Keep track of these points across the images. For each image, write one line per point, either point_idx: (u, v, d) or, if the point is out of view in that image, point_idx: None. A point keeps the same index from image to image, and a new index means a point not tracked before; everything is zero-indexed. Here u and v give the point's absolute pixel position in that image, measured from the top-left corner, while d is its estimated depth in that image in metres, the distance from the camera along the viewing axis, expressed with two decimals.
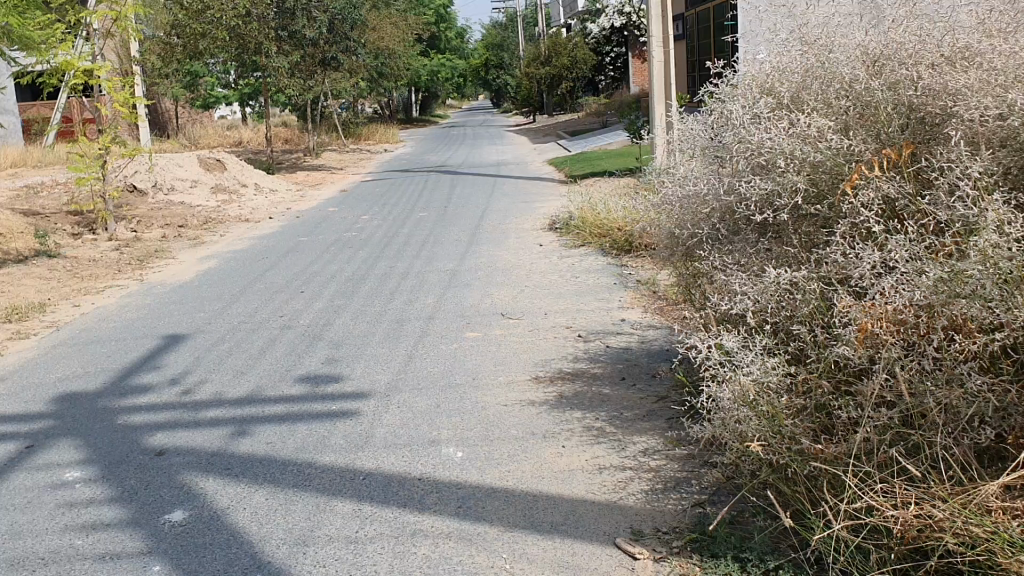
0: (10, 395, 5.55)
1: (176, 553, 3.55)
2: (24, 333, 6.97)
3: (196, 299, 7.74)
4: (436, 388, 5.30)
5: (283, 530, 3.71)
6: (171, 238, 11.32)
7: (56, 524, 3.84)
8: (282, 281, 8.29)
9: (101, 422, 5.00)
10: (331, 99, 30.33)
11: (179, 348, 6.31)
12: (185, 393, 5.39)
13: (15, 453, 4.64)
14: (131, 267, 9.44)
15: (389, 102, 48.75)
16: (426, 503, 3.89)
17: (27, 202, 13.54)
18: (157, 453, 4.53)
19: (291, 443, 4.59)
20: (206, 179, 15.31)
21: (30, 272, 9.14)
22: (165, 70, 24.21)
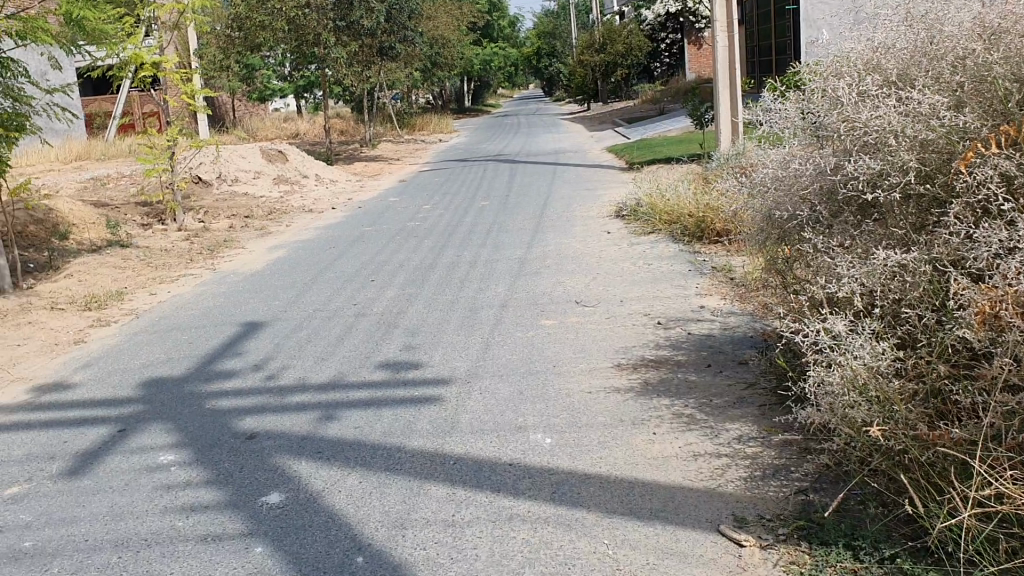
0: (97, 381, 5.64)
1: (277, 535, 3.57)
2: (105, 321, 7.07)
3: (270, 288, 7.80)
4: (518, 374, 5.29)
5: (381, 513, 3.71)
6: (239, 228, 11.43)
7: (156, 506, 3.88)
8: (351, 269, 8.33)
9: (190, 407, 5.06)
10: (385, 91, 30.56)
11: (258, 334, 6.37)
12: (269, 378, 5.43)
13: (108, 437, 4.70)
14: (203, 256, 9.56)
15: (441, 94, 48.99)
16: (521, 487, 3.86)
17: (96, 193, 13.80)
18: (248, 437, 4.57)
19: (378, 427, 4.60)
20: (268, 171, 15.47)
21: (104, 261, 9.28)
22: (225, 63, 24.52)
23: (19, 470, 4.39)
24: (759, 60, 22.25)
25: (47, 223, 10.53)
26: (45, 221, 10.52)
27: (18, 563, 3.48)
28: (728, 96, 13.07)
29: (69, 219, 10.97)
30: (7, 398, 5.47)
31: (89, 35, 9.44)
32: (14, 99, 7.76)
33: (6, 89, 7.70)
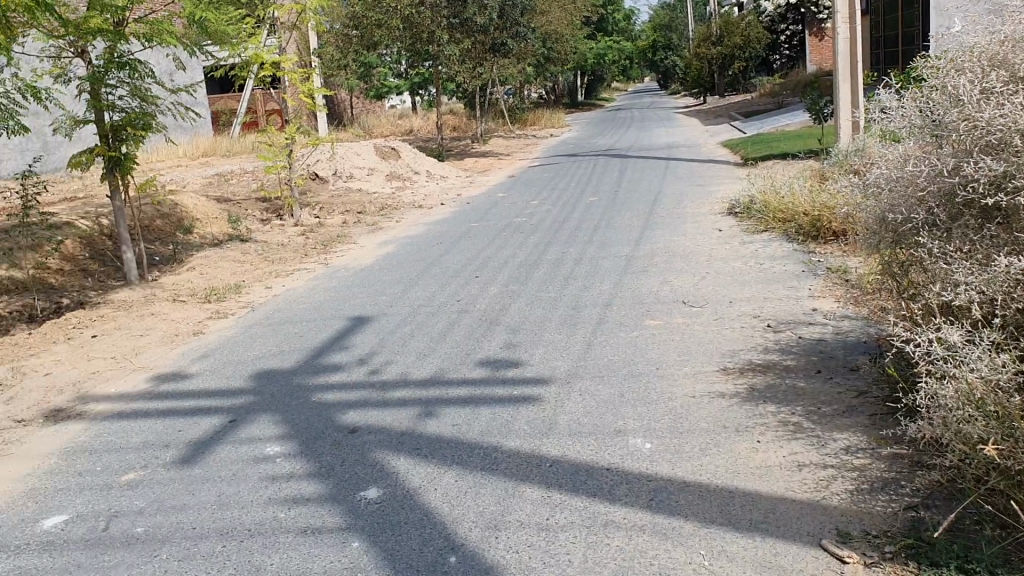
0: (213, 371, 5.86)
1: (373, 530, 3.63)
2: (222, 314, 7.33)
3: (378, 283, 7.95)
4: (619, 376, 5.22)
5: (475, 513, 3.73)
6: (351, 224, 11.69)
7: (260, 497, 4.00)
8: (458, 266, 8.40)
9: (297, 399, 5.20)
10: (499, 86, 30.73)
11: (365, 329, 6.49)
12: (373, 373, 5.53)
13: (219, 427, 4.88)
14: (316, 251, 9.82)
15: (555, 87, 49.02)
16: (617, 493, 3.81)
17: (219, 188, 14.36)
18: (350, 431, 4.66)
19: (477, 425, 4.62)
20: (382, 167, 15.77)
21: (225, 255, 9.64)
22: (343, 61, 25.13)
23: (136, 456, 4.60)
24: (885, 51, 21.36)
25: (172, 217, 11.01)
26: (171, 216, 11.01)
27: (130, 547, 3.65)
28: (849, 89, 12.59)
29: (193, 213, 11.45)
30: (129, 386, 5.74)
31: (212, 36, 9.79)
32: (141, 99, 8.12)
33: (133, 89, 8.06)
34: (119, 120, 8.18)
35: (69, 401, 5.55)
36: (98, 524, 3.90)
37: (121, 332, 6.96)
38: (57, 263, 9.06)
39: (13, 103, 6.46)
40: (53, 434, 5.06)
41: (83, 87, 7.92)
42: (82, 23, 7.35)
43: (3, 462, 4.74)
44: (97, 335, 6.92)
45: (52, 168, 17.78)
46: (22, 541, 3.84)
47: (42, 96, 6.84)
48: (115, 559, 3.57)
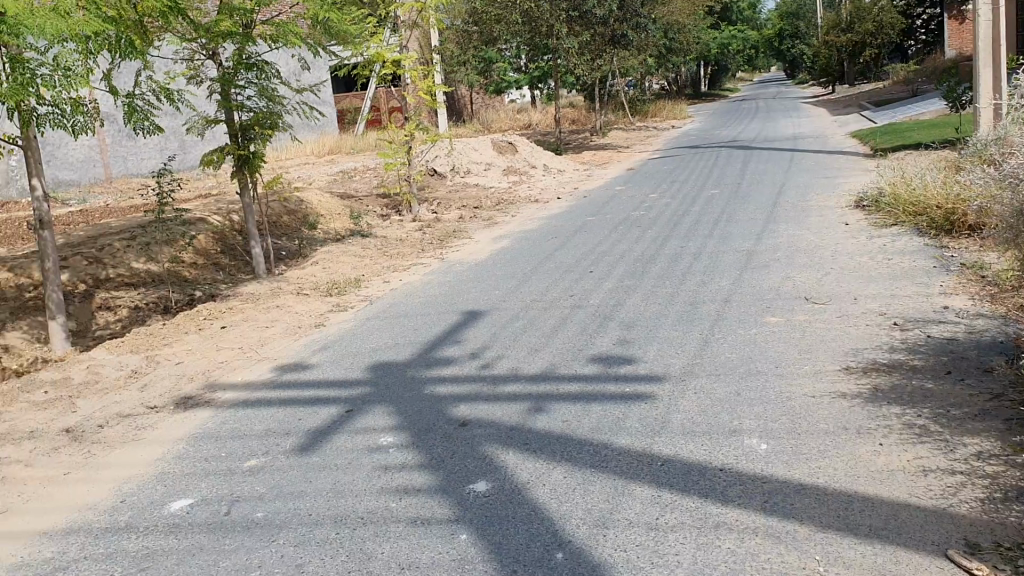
0: (332, 363, 6.02)
1: (481, 524, 3.65)
2: (343, 307, 7.53)
3: (493, 277, 8.00)
4: (736, 374, 5.09)
5: (584, 510, 3.70)
6: (468, 219, 11.82)
7: (373, 486, 4.09)
8: (572, 260, 8.37)
9: (411, 391, 5.29)
10: (618, 78, 30.49)
11: (479, 324, 6.54)
12: (485, 367, 5.56)
13: (336, 416, 5.01)
14: (433, 246, 9.97)
15: (677, 79, 48.28)
16: (729, 494, 3.71)
17: (342, 185, 14.77)
18: (461, 424, 4.71)
19: (587, 422, 4.59)
20: (500, 162, 15.88)
21: (346, 250, 9.90)
22: (463, 57, 25.43)
23: (257, 443, 4.78)
24: None
25: (297, 213, 11.39)
26: (297, 212, 11.39)
27: (250, 532, 3.79)
28: (990, 74, 11.91)
29: (317, 209, 11.82)
30: (253, 375, 5.96)
31: (335, 36, 10.06)
32: (268, 99, 8.42)
33: (261, 89, 8.36)
34: (248, 119, 8.50)
35: (198, 389, 5.82)
36: (221, 508, 4.07)
37: (248, 323, 7.24)
38: (191, 257, 9.51)
39: (149, 105, 6.80)
40: (183, 420, 5.31)
41: (215, 88, 8.27)
42: (213, 26, 7.67)
43: (136, 446, 5.01)
44: (226, 326, 7.22)
45: (189, 166, 18.66)
46: (152, 522, 4.04)
47: (176, 98, 7.17)
48: (236, 542, 3.72)
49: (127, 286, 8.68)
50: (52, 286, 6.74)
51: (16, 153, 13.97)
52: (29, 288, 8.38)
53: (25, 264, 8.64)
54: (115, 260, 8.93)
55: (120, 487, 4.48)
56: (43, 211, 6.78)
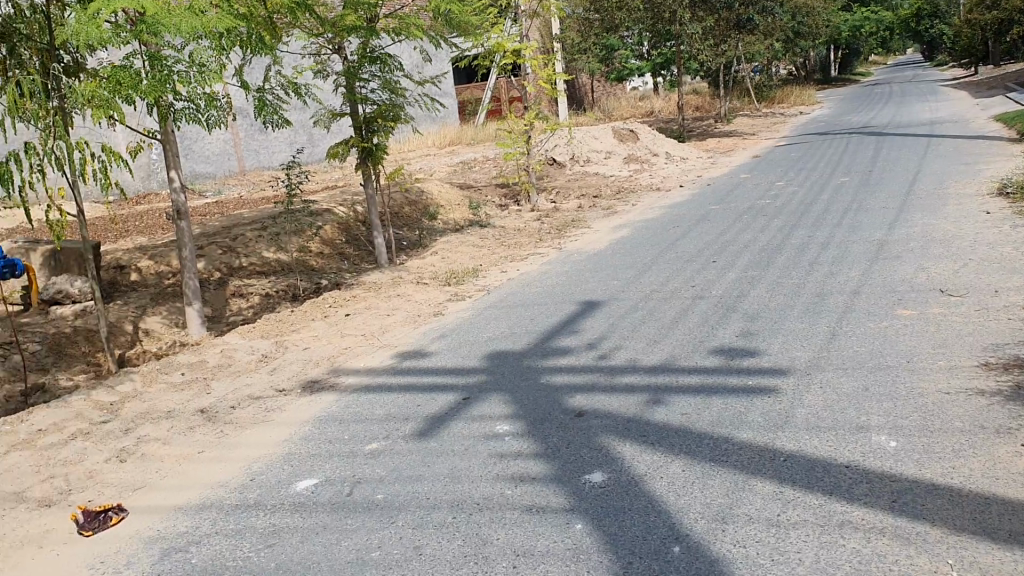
0: (451, 350, 6.09)
1: (597, 514, 3.63)
2: (461, 296, 7.61)
3: (611, 267, 7.93)
4: (865, 369, 4.89)
5: (702, 504, 3.63)
6: (587, 208, 11.76)
7: (489, 473, 4.12)
8: (693, 250, 8.22)
9: (527, 380, 5.30)
10: (744, 63, 29.75)
11: (598, 314, 6.50)
12: (602, 358, 5.53)
13: (454, 404, 5.07)
14: (552, 235, 9.97)
15: (805, 63, 46.72)
16: (856, 493, 3.57)
17: (463, 175, 14.95)
18: (577, 414, 4.69)
19: (707, 415, 4.49)
20: (620, 151, 15.74)
21: (466, 239, 10.01)
22: (583, 46, 25.33)
23: (378, 428, 4.89)
24: None
25: (419, 203, 11.60)
26: (418, 202, 11.60)
27: (371, 513, 3.89)
28: None
29: (438, 199, 12.01)
30: (374, 362, 6.10)
31: (457, 28, 10.16)
32: (391, 91, 8.58)
33: (385, 82, 8.53)
34: (372, 112, 8.69)
35: (322, 375, 6.00)
36: (343, 490, 4.19)
37: (370, 311, 7.42)
38: (318, 247, 9.80)
39: (278, 98, 7.02)
40: (308, 403, 5.49)
41: (340, 82, 8.48)
42: (338, 21, 7.86)
43: (265, 427, 5.20)
44: (350, 314, 7.41)
45: (316, 159, 19.26)
46: (278, 501, 4.20)
47: (303, 91, 7.38)
48: (357, 523, 3.83)
49: (258, 275, 9.03)
50: (189, 274, 7.07)
51: (157, 147, 14.73)
52: (169, 276, 8.83)
53: (164, 252, 9.10)
54: (246, 250, 9.29)
55: (250, 466, 4.67)
56: (180, 202, 7.11)
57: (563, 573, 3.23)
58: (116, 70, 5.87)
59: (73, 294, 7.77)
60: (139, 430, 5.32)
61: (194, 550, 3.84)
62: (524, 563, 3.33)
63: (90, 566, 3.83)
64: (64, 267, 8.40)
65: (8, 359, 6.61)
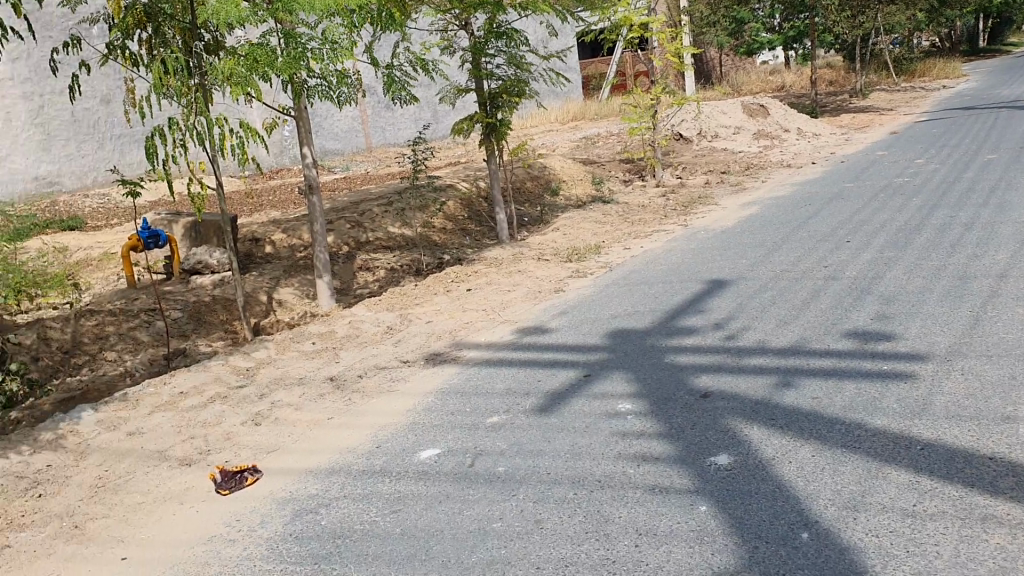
0: (573, 327, 6.07)
1: (722, 497, 3.57)
2: (583, 272, 7.57)
3: (740, 246, 7.73)
4: (1012, 356, 4.61)
5: (833, 490, 3.51)
6: (715, 184, 11.50)
7: (611, 451, 4.09)
8: (826, 230, 7.93)
9: (651, 358, 5.24)
10: (883, 34, 28.43)
11: (724, 293, 6.36)
12: (729, 338, 5.40)
13: (576, 380, 5.05)
14: (677, 212, 9.78)
15: (950, 34, 44.30)
16: (1000, 486, 3.37)
17: (586, 151, 14.85)
18: (702, 395, 4.61)
19: (839, 400, 4.33)
20: (749, 127, 15.30)
21: (589, 216, 9.94)
22: (713, 19, 24.73)
23: (500, 401, 4.92)
24: None
25: (541, 179, 11.60)
26: (541, 178, 11.60)
27: (492, 485, 3.94)
28: None
29: (561, 175, 11.98)
30: (496, 336, 6.15)
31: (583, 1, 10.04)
32: (517, 66, 8.58)
33: (510, 57, 8.53)
34: (497, 87, 8.71)
35: (446, 347, 6.09)
36: (465, 460, 4.25)
37: (492, 287, 7.47)
38: (441, 223, 9.94)
39: (406, 75, 7.11)
40: (432, 375, 5.58)
41: (467, 58, 8.53)
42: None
43: (390, 397, 5.32)
44: (472, 289, 7.48)
45: (440, 135, 19.50)
46: (403, 469, 4.30)
47: (430, 68, 7.45)
48: (479, 494, 3.88)
49: (384, 249, 9.23)
50: (319, 247, 7.27)
51: (290, 123, 15.20)
52: (300, 249, 9.11)
53: (296, 226, 9.40)
54: (373, 225, 9.50)
55: (376, 434, 4.79)
56: (311, 176, 7.32)
57: (687, 555, 3.21)
58: (254, 48, 6.07)
59: (212, 265, 8.12)
60: (272, 396, 5.53)
61: (324, 512, 3.99)
62: (646, 543, 3.32)
63: (227, 523, 4.03)
64: (204, 239, 8.78)
65: (153, 326, 6.98)
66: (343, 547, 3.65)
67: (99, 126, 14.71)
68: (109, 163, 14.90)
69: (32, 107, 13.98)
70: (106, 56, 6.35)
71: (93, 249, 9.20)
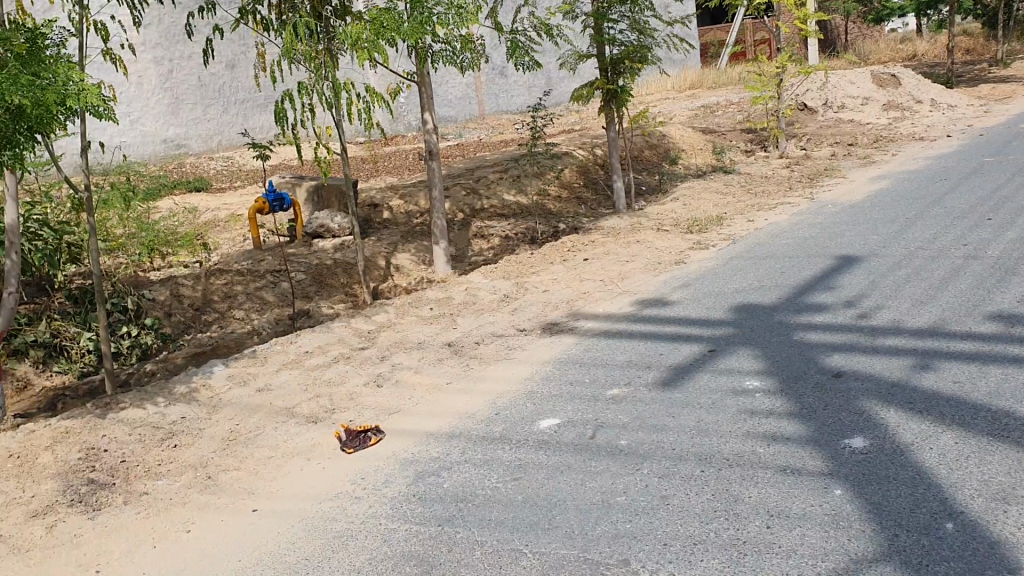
0: (695, 300, 5.93)
1: (858, 481, 3.43)
2: (704, 244, 7.40)
3: (870, 221, 7.41)
4: None
5: (980, 480, 3.32)
6: (841, 157, 11.06)
7: (739, 429, 3.99)
8: (965, 206, 7.51)
9: (778, 335, 5.07)
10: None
11: (855, 270, 6.10)
12: (861, 317, 5.18)
13: (700, 355, 4.94)
14: (802, 185, 9.46)
15: None
16: None
17: (705, 120, 14.51)
18: (834, 375, 4.44)
19: (984, 386, 4.09)
20: (879, 97, 14.66)
21: (710, 186, 9.70)
22: None
23: (620, 373, 4.86)
24: None
25: (660, 148, 11.40)
26: (660, 147, 11.41)
27: (616, 458, 3.88)
28: None
29: (680, 144, 11.73)
30: (616, 307, 6.07)
31: None
32: (640, 32, 8.40)
33: (633, 23, 8.36)
34: (619, 53, 8.56)
35: (564, 317, 6.04)
36: (587, 432, 4.20)
37: (610, 257, 7.37)
38: (557, 191, 9.86)
39: (529, 40, 7.04)
40: (551, 344, 5.54)
41: (588, 23, 8.40)
42: None
43: (509, 364, 5.32)
44: (590, 258, 7.40)
45: (557, 103, 19.41)
46: (523, 437, 4.28)
47: (553, 33, 7.36)
48: (602, 466, 3.83)
49: (499, 216, 9.22)
50: (438, 214, 7.31)
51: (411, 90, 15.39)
52: (417, 215, 9.20)
53: (414, 192, 9.48)
54: (489, 192, 9.50)
55: (496, 400, 4.79)
56: (432, 142, 7.35)
57: (822, 540, 3.09)
58: (381, 13, 6.10)
59: (334, 229, 8.28)
60: (393, 358, 5.61)
61: (446, 475, 4.02)
62: (779, 524, 3.22)
63: (352, 480, 4.11)
64: (325, 203, 8.94)
65: (278, 286, 7.17)
66: (465, 511, 3.66)
67: (224, 91, 15.15)
68: (233, 127, 15.35)
69: (162, 71, 14.49)
70: (238, 21, 6.47)
71: (220, 210, 9.51)
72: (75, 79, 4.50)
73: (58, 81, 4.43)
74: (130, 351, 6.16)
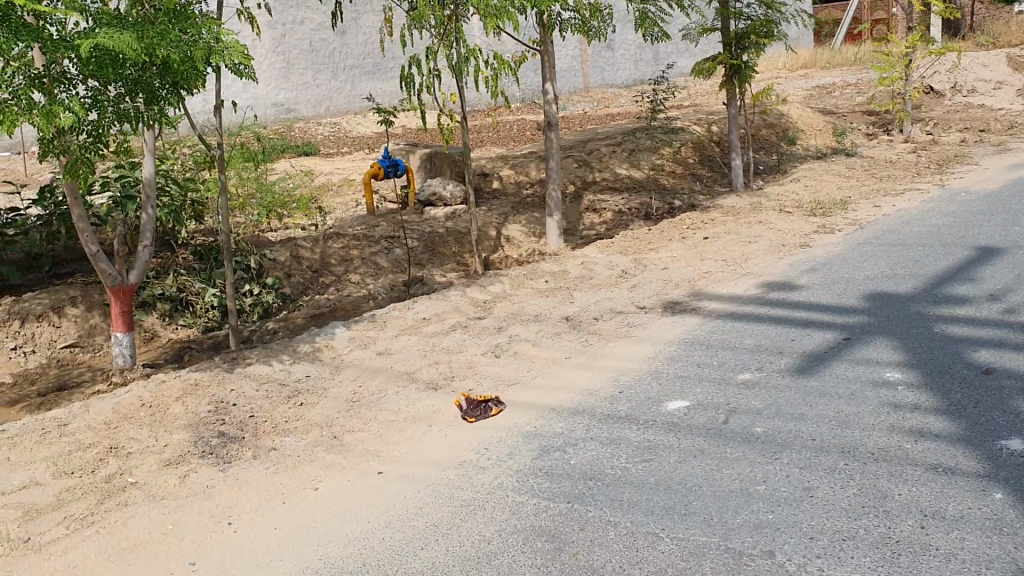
0: (823, 286, 5.71)
1: (1021, 486, 3.23)
2: (829, 228, 7.13)
3: (1011, 211, 7.03)
4: None
5: None
6: (973, 143, 10.56)
7: (883, 423, 3.81)
8: None
9: (918, 327, 4.84)
10: None
11: (997, 263, 5.78)
12: (1009, 312, 4.90)
13: (834, 343, 4.74)
14: (932, 170, 9.05)
15: None
16: None
17: (823, 100, 14.04)
18: (984, 371, 4.20)
19: None
20: (1013, 81, 13.95)
21: (832, 168, 9.37)
22: None
23: (750, 358, 4.70)
24: None
25: (778, 128, 11.07)
26: (777, 126, 11.09)
27: (752, 445, 3.75)
28: None
29: (799, 124, 11.37)
30: (739, 289, 5.89)
31: None
32: (768, 6, 8.10)
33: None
34: (744, 28, 8.28)
35: (685, 296, 5.90)
36: (718, 416, 4.08)
37: (731, 236, 7.17)
38: (670, 167, 9.65)
39: (660, 11, 6.82)
40: (673, 324, 5.41)
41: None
42: None
43: (631, 342, 5.20)
44: (709, 237, 7.21)
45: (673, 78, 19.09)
46: (651, 417, 4.18)
47: (682, 4, 7.13)
48: (738, 453, 3.71)
49: (611, 190, 9.08)
50: (553, 185, 7.20)
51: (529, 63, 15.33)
52: (527, 185, 9.12)
53: (525, 163, 9.39)
54: (601, 165, 9.36)
55: (619, 378, 4.69)
56: (551, 112, 7.24)
57: (984, 545, 2.92)
58: None
59: (445, 197, 8.28)
60: (510, 329, 5.56)
61: (572, 451, 3.95)
62: (935, 526, 3.05)
63: (476, 450, 4.08)
64: (438, 171, 8.96)
65: (392, 252, 7.20)
66: (595, 490, 3.59)
67: (333, 57, 15.31)
68: (341, 93, 15.52)
69: (276, 35, 14.65)
70: None
71: (333, 175, 9.61)
72: (216, 36, 4.52)
73: (201, 38, 4.47)
74: (252, 309, 6.20)
